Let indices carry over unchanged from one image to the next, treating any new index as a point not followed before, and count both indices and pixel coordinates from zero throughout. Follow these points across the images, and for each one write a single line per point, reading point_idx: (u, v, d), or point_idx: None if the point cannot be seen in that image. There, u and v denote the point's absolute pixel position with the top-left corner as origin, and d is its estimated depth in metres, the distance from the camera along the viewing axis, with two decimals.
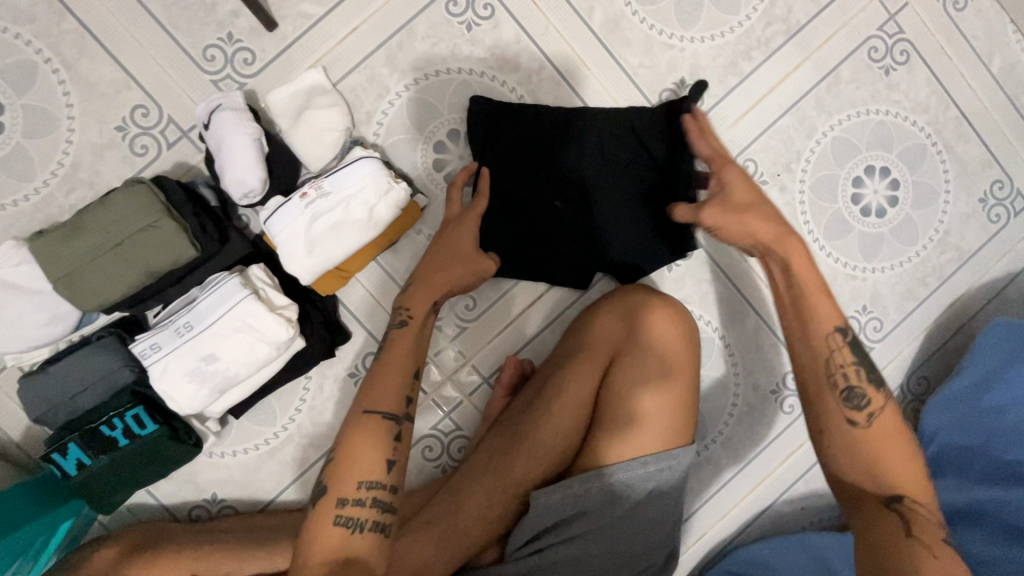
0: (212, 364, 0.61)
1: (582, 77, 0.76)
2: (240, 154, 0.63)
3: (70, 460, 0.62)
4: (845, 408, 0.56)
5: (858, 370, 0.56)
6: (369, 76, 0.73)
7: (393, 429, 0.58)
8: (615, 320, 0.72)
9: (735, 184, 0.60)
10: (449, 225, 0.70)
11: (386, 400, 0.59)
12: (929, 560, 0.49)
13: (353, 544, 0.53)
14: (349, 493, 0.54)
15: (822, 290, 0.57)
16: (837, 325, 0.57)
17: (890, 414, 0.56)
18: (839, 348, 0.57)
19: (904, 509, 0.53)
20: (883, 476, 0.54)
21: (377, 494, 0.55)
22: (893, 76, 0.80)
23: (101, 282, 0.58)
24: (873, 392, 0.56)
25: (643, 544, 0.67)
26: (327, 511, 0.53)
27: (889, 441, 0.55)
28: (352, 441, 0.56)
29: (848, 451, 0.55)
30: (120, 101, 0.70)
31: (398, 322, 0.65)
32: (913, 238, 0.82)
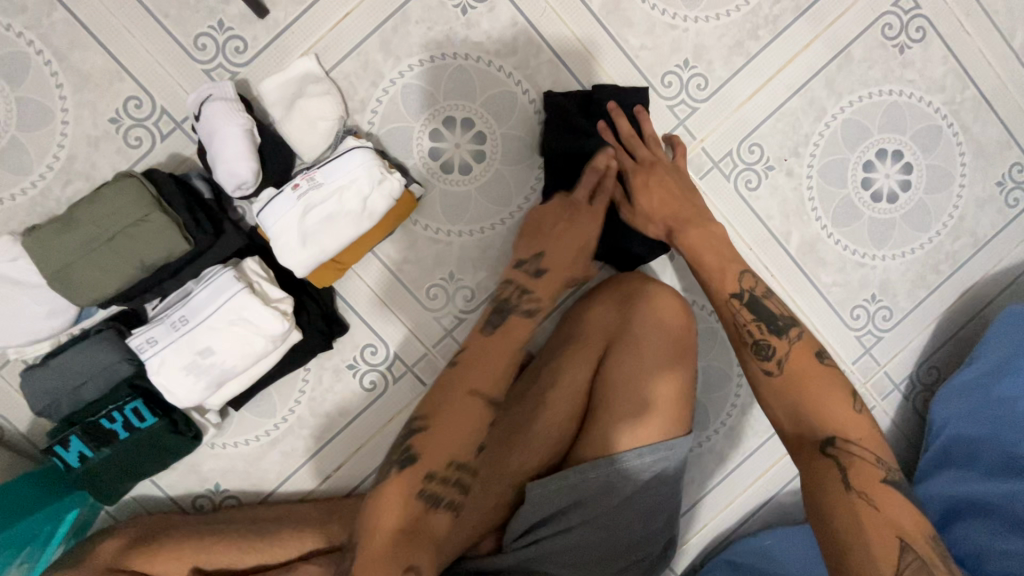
0: (207, 357, 0.61)
1: (581, 60, 0.74)
2: (231, 145, 0.62)
3: (72, 452, 0.63)
4: (756, 359, 0.60)
5: (759, 324, 0.61)
6: (363, 63, 0.71)
7: (491, 416, 0.56)
8: (610, 307, 0.71)
9: (642, 192, 0.67)
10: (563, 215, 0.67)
11: (492, 380, 0.58)
12: (867, 509, 0.51)
13: (428, 516, 0.52)
14: (439, 469, 0.53)
15: (712, 263, 0.65)
16: (731, 290, 0.63)
17: (799, 354, 0.60)
18: (737, 310, 0.62)
19: (838, 453, 0.54)
20: (813, 421, 0.56)
21: (461, 475, 0.54)
22: (908, 54, 0.76)
23: (94, 277, 0.58)
24: (777, 340, 0.60)
25: (641, 533, 0.67)
26: (413, 481, 0.52)
27: (805, 382, 0.58)
28: (454, 416, 0.55)
29: (777, 401, 0.59)
30: (113, 93, 0.69)
31: (524, 309, 0.63)
32: (926, 224, 0.79)
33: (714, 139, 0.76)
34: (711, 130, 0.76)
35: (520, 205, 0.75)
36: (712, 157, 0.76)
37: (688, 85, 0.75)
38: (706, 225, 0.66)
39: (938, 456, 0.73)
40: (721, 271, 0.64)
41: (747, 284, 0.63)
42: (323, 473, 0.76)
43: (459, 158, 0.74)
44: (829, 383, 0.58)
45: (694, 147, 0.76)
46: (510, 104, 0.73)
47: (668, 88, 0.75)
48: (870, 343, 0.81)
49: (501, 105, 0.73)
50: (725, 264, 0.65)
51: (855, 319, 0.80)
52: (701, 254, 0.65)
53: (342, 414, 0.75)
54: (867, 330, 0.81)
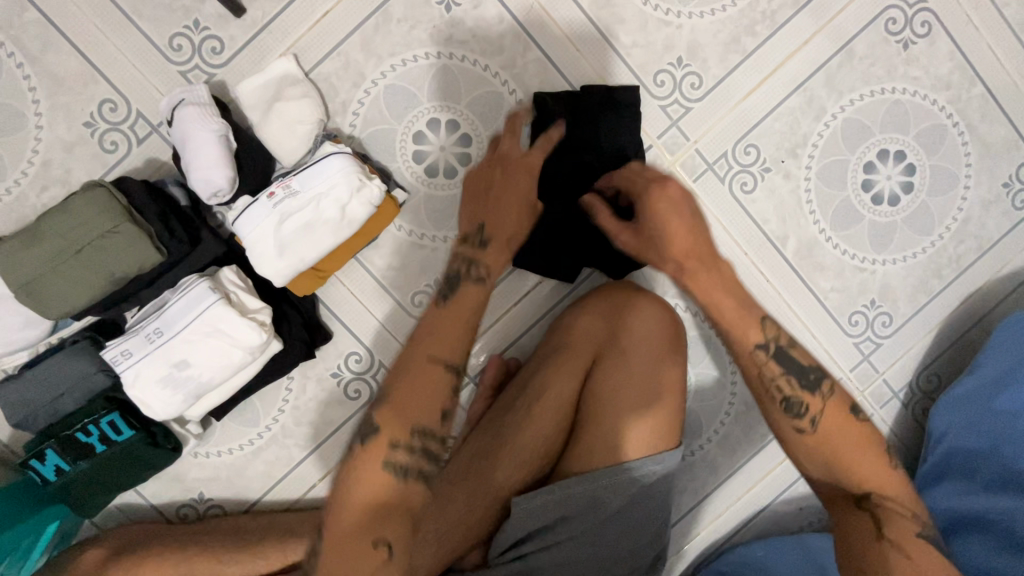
0: (184, 370, 0.60)
1: (569, 59, 0.71)
2: (205, 151, 0.60)
3: (48, 465, 0.62)
4: (787, 418, 0.56)
5: (790, 380, 0.56)
6: (344, 63, 0.69)
7: (453, 381, 0.51)
8: (598, 317, 0.69)
9: (646, 212, 0.59)
10: (504, 169, 0.59)
11: (449, 343, 0.51)
12: (903, 563, 0.52)
13: (399, 486, 0.49)
14: (402, 437, 0.49)
15: (732, 309, 0.56)
16: (755, 340, 0.57)
17: (832, 409, 0.56)
18: (764, 363, 0.57)
19: (873, 507, 0.55)
20: (848, 478, 0.56)
21: (428, 443, 0.50)
22: (913, 50, 0.73)
23: (64, 289, 0.57)
24: (809, 397, 0.56)
25: (628, 548, 0.65)
26: (378, 454, 0.49)
27: (837, 438, 0.56)
28: (411, 382, 0.50)
29: (808, 456, 0.57)
30: (87, 96, 0.67)
31: (475, 277, 0.54)
32: (928, 227, 0.76)
33: (708, 140, 0.73)
34: (705, 131, 0.73)
35: None
36: (706, 159, 0.74)
37: (681, 85, 0.72)
38: (718, 265, 0.57)
39: (932, 467, 0.70)
40: (743, 322, 0.57)
41: (772, 331, 0.57)
42: (307, 482, 0.75)
43: (443, 162, 0.71)
44: (863, 439, 0.56)
45: (687, 149, 0.73)
46: (496, 105, 0.71)
47: (660, 88, 0.72)
48: (869, 350, 0.79)
49: (486, 106, 0.71)
50: (748, 314, 0.57)
51: (853, 326, 0.78)
52: (719, 298, 0.56)
53: (326, 423, 0.74)
54: (866, 336, 0.78)
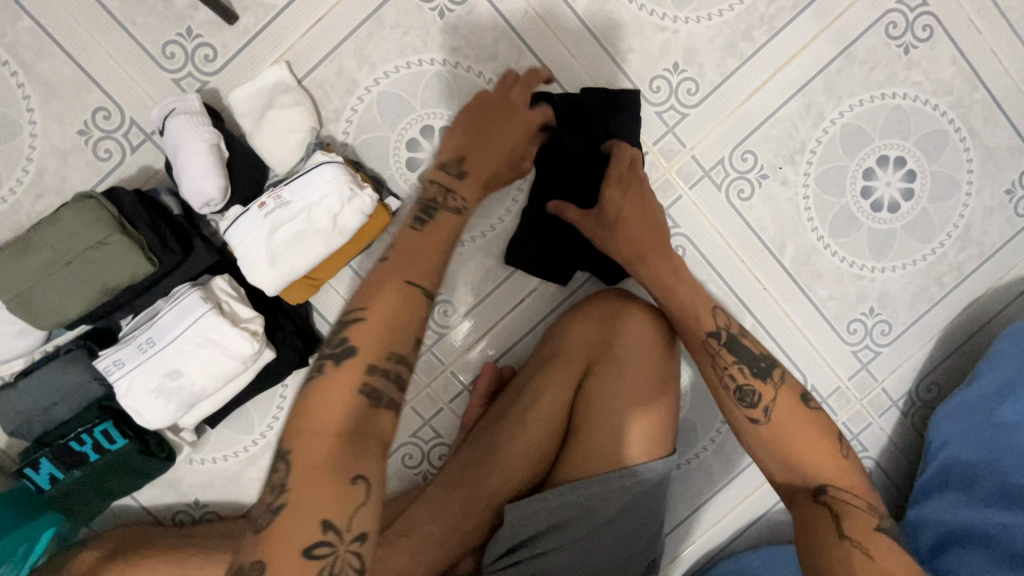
0: (176, 380, 0.60)
1: (564, 66, 0.70)
2: (196, 161, 0.60)
3: (42, 474, 0.62)
4: (741, 407, 0.60)
5: (741, 368, 0.61)
6: (337, 70, 0.68)
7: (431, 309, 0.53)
8: (590, 325, 0.69)
9: (614, 202, 0.64)
10: (494, 116, 0.64)
11: (422, 270, 0.54)
12: (863, 559, 0.50)
13: (367, 413, 0.48)
14: (377, 360, 0.49)
15: (686, 296, 0.64)
16: (707, 329, 0.63)
17: (785, 400, 0.59)
18: (717, 351, 0.62)
19: (831, 501, 0.54)
20: (803, 470, 0.57)
21: (400, 369, 0.50)
22: (914, 55, 0.72)
23: (56, 300, 0.57)
24: (760, 385, 0.60)
25: (622, 556, 0.65)
26: (348, 383, 0.48)
27: (792, 427, 0.58)
28: (386, 304, 0.51)
29: (763, 449, 0.59)
30: (80, 104, 0.67)
31: (452, 208, 0.60)
32: (929, 234, 0.75)
33: (705, 146, 0.73)
34: (701, 137, 0.72)
35: (501, 217, 0.72)
36: (703, 166, 0.73)
37: (677, 90, 0.71)
38: (666, 252, 0.65)
39: (932, 478, 0.70)
40: (695, 308, 0.64)
41: (722, 321, 0.63)
42: None
43: None
44: (815, 430, 0.58)
45: (683, 155, 0.73)
46: None
47: (656, 94, 0.71)
48: (867, 358, 0.78)
49: None
50: (700, 303, 0.64)
51: (851, 333, 0.77)
52: (672, 285, 0.64)
53: None
54: (864, 344, 0.78)
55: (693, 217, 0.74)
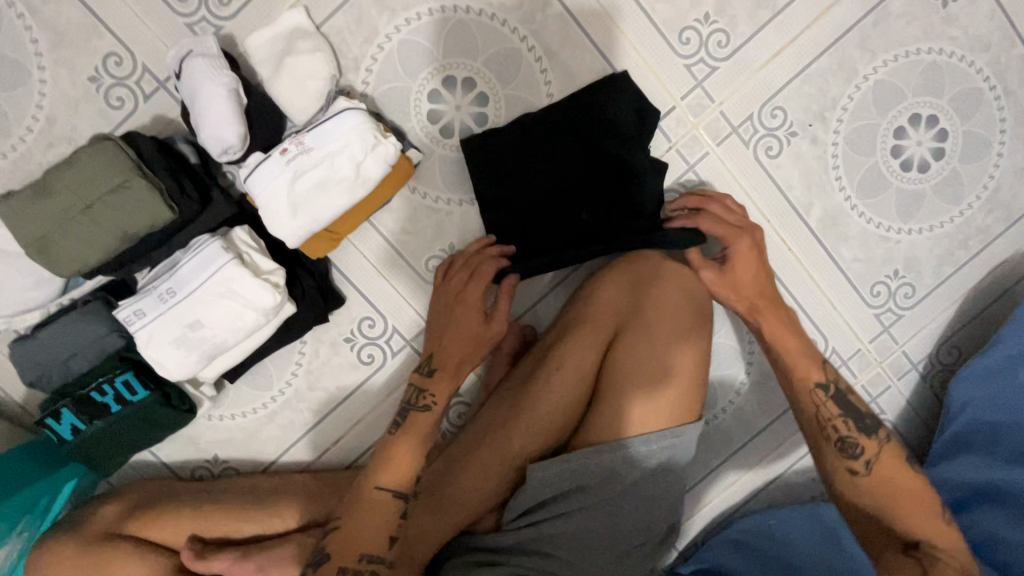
0: (197, 331, 0.59)
1: (592, 15, 0.67)
2: (215, 106, 0.58)
3: (64, 425, 0.62)
4: (843, 458, 0.63)
5: (846, 421, 0.64)
6: (357, 17, 0.66)
7: (401, 507, 0.61)
8: (620, 290, 0.67)
9: (740, 266, 0.67)
10: (453, 324, 0.67)
11: (393, 474, 0.62)
12: None
13: None
14: (350, 563, 0.58)
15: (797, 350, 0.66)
16: (815, 379, 0.65)
17: (888, 457, 0.63)
18: (824, 401, 0.65)
19: (921, 555, 0.60)
20: (898, 524, 0.61)
21: (376, 567, 0.59)
22: (952, 8, 0.70)
23: (75, 246, 0.56)
24: (865, 441, 0.63)
25: (642, 519, 0.64)
26: (352, 553, 0.58)
27: (892, 480, 0.62)
28: (361, 516, 0.60)
29: (858, 498, 0.63)
30: (90, 49, 0.65)
31: (422, 407, 0.65)
32: (958, 196, 0.74)
33: (734, 102, 0.71)
34: (730, 93, 0.70)
35: None
36: (731, 122, 0.71)
37: (707, 43, 0.69)
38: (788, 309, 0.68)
39: (950, 440, 0.70)
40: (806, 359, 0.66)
41: (831, 374, 0.66)
42: (322, 447, 0.75)
43: (459, 122, 0.69)
44: (915, 491, 0.61)
45: (711, 111, 0.71)
46: (514, 63, 0.68)
47: (686, 46, 0.69)
48: (889, 321, 0.78)
49: (504, 64, 0.68)
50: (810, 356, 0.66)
51: (875, 296, 0.77)
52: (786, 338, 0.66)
53: (340, 388, 0.74)
54: (887, 307, 0.77)
55: (719, 174, 0.73)
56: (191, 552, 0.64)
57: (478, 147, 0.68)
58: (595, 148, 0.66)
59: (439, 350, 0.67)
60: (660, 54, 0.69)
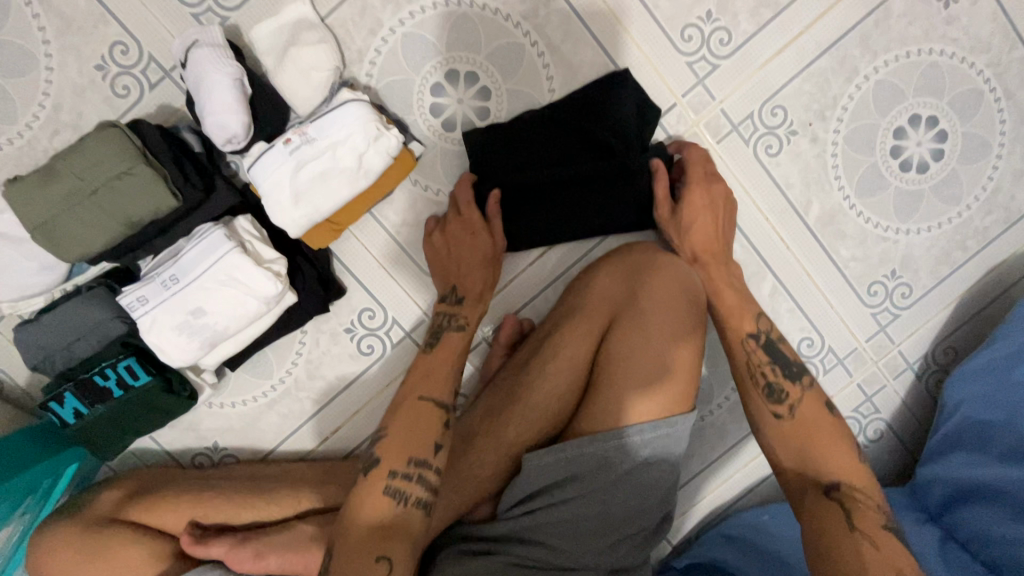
0: (200, 318, 0.60)
1: (595, 11, 0.68)
2: (219, 95, 0.58)
3: (67, 409, 0.63)
4: (769, 403, 0.63)
5: (774, 368, 0.65)
6: (361, 9, 0.66)
7: (443, 417, 0.62)
8: (614, 279, 0.68)
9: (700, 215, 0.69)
10: (460, 248, 0.69)
11: (436, 385, 0.64)
12: (870, 551, 0.53)
13: (399, 512, 0.57)
14: (400, 467, 0.58)
15: (734, 302, 0.68)
16: (748, 331, 0.67)
17: (812, 403, 0.63)
18: (753, 350, 0.66)
19: (842, 498, 0.57)
20: (814, 466, 0.60)
21: (423, 472, 0.59)
22: (954, 9, 0.70)
23: (79, 231, 0.56)
24: (790, 386, 0.63)
25: (636, 508, 0.64)
26: (400, 456, 0.59)
27: (812, 425, 0.61)
28: (405, 422, 0.61)
29: (783, 444, 0.62)
30: (97, 38, 0.65)
31: (455, 327, 0.68)
32: (956, 197, 0.74)
33: (734, 100, 0.71)
34: (731, 91, 0.71)
35: None
36: (731, 120, 0.72)
37: (709, 41, 0.69)
38: (729, 264, 0.70)
39: (945, 437, 0.72)
40: (738, 313, 0.68)
41: (763, 326, 0.67)
42: (321, 435, 0.76)
43: (461, 116, 0.70)
44: (838, 434, 0.61)
45: (712, 109, 0.71)
46: (516, 57, 0.69)
47: (688, 43, 0.69)
48: (886, 320, 0.78)
49: (507, 58, 0.69)
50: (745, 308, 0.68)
51: (872, 296, 0.77)
52: (722, 291, 0.69)
53: (339, 378, 0.74)
54: (884, 307, 0.78)
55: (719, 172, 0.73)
56: (191, 538, 0.64)
57: (478, 141, 0.68)
58: (598, 141, 0.67)
59: (449, 276, 0.69)
60: (661, 51, 0.69)
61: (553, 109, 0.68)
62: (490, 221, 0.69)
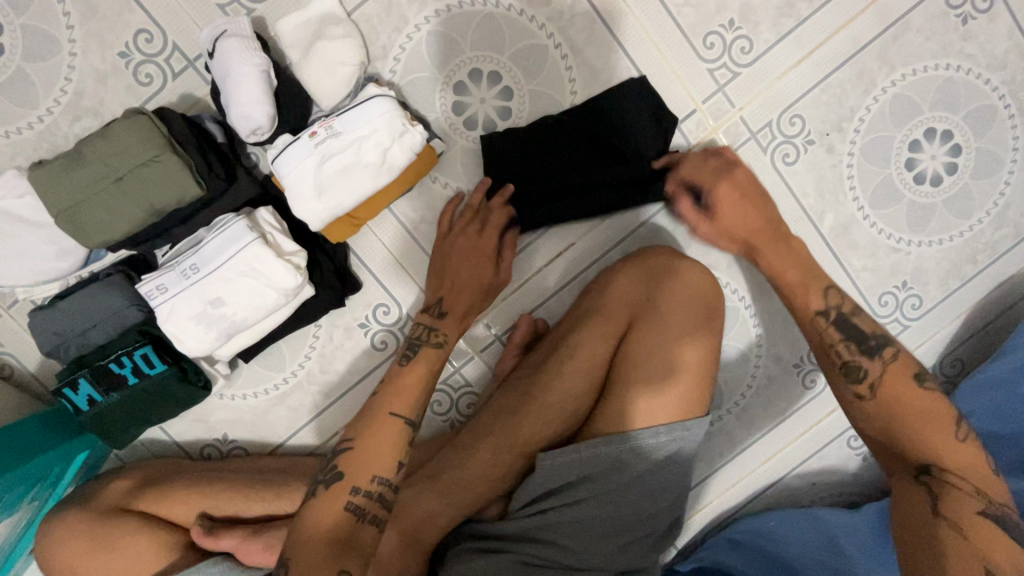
0: (218, 308, 0.60)
1: (619, 16, 0.68)
2: (246, 87, 0.59)
3: (81, 395, 0.63)
4: (848, 384, 0.60)
5: (849, 346, 0.61)
6: (386, 6, 0.67)
7: (410, 436, 0.59)
8: (634, 282, 0.69)
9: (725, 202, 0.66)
10: (461, 245, 0.69)
11: (405, 400, 0.60)
12: (956, 540, 0.52)
13: (355, 530, 0.53)
14: (363, 484, 0.55)
15: (797, 278, 0.64)
16: (816, 307, 0.63)
17: (894, 378, 0.59)
18: (825, 328, 0.62)
19: (933, 482, 0.55)
20: (905, 444, 0.57)
21: (384, 490, 0.56)
22: (971, 26, 0.71)
23: (103, 218, 0.57)
24: (869, 363, 0.60)
25: (647, 511, 0.65)
26: (365, 473, 0.55)
27: (901, 403, 0.58)
28: (373, 436, 0.57)
29: (869, 422, 0.59)
30: (121, 26, 0.65)
31: (433, 343, 0.66)
32: (968, 211, 0.75)
33: (753, 108, 0.72)
34: (750, 99, 0.72)
35: None
36: (750, 127, 0.72)
37: (730, 48, 0.70)
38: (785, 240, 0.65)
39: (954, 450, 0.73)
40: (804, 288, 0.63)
41: (833, 301, 0.62)
42: (331, 430, 0.76)
43: (483, 115, 0.70)
44: (927, 409, 0.57)
45: (732, 116, 0.72)
46: (539, 58, 0.69)
47: (710, 50, 0.70)
48: (895, 331, 0.79)
49: (530, 59, 0.69)
50: (812, 281, 0.63)
51: (882, 306, 0.78)
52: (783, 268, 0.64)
53: (352, 373, 0.74)
54: (894, 317, 0.79)
55: None
56: (200, 529, 0.65)
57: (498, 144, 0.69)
58: (620, 146, 0.67)
59: (442, 286, 0.68)
60: (683, 58, 0.70)
61: (572, 112, 0.69)
62: (501, 251, 0.70)
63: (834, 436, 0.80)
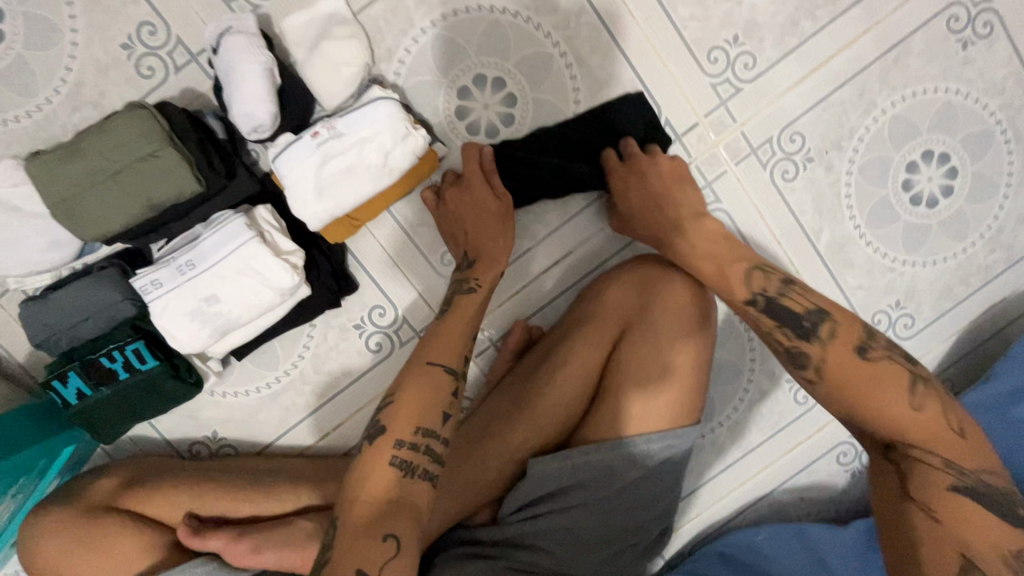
0: (213, 305, 0.60)
1: (625, 27, 0.69)
2: (249, 85, 0.58)
3: (70, 388, 0.62)
4: (794, 370, 0.58)
5: (786, 331, 0.58)
6: (393, 8, 0.66)
7: (453, 385, 0.58)
8: (629, 291, 0.69)
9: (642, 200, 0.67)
10: (470, 209, 0.67)
11: (445, 351, 0.59)
12: (929, 526, 0.49)
13: (403, 487, 0.52)
14: (407, 436, 0.54)
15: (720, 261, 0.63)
16: (743, 297, 0.61)
17: (839, 353, 0.55)
18: (757, 317, 0.60)
19: (898, 459, 0.52)
20: (867, 422, 0.54)
21: (431, 442, 0.55)
22: (971, 51, 0.71)
23: (100, 211, 0.56)
24: (810, 346, 0.56)
25: (636, 519, 0.65)
26: (408, 425, 0.54)
27: (851, 382, 0.54)
28: (414, 387, 0.56)
29: (826, 405, 0.56)
30: (125, 17, 0.65)
31: (467, 289, 0.64)
32: (962, 233, 0.76)
33: (755, 124, 0.72)
34: (752, 114, 0.72)
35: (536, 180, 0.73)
36: (751, 143, 0.73)
37: (734, 64, 0.70)
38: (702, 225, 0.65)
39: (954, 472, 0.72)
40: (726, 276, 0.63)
41: (755, 286, 0.61)
42: (322, 430, 0.76)
43: (486, 121, 0.70)
44: (876, 379, 0.53)
45: (733, 131, 0.72)
46: (543, 66, 0.69)
47: (713, 65, 0.70)
48: None
49: (535, 67, 0.69)
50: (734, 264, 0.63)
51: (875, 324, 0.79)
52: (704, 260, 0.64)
53: (345, 373, 0.74)
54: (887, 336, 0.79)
55: (735, 193, 0.74)
56: (186, 530, 0.63)
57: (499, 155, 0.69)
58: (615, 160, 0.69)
59: (468, 243, 0.67)
60: (687, 71, 0.70)
61: (574, 122, 0.69)
62: (490, 178, 0.68)
63: (823, 451, 0.81)
